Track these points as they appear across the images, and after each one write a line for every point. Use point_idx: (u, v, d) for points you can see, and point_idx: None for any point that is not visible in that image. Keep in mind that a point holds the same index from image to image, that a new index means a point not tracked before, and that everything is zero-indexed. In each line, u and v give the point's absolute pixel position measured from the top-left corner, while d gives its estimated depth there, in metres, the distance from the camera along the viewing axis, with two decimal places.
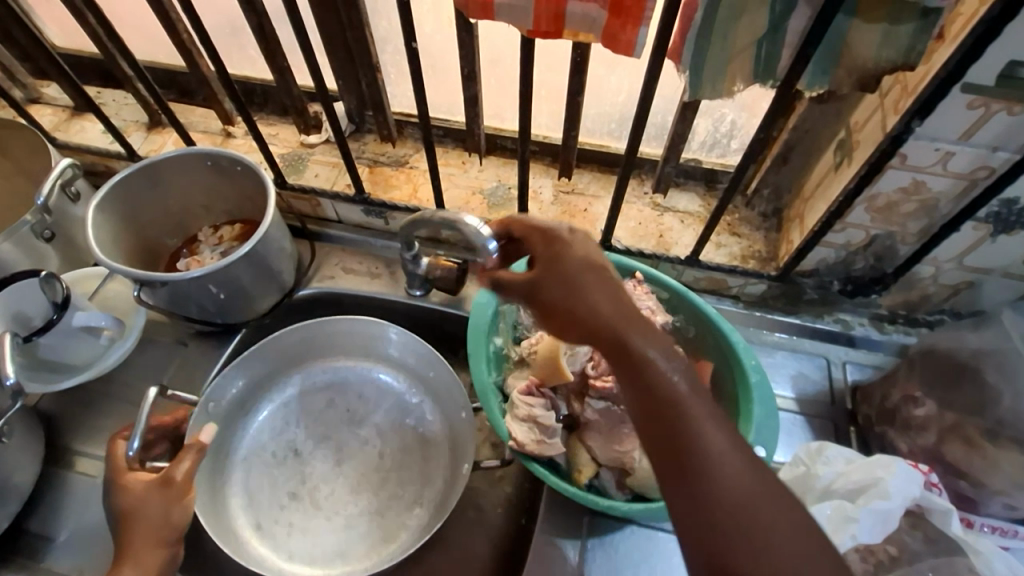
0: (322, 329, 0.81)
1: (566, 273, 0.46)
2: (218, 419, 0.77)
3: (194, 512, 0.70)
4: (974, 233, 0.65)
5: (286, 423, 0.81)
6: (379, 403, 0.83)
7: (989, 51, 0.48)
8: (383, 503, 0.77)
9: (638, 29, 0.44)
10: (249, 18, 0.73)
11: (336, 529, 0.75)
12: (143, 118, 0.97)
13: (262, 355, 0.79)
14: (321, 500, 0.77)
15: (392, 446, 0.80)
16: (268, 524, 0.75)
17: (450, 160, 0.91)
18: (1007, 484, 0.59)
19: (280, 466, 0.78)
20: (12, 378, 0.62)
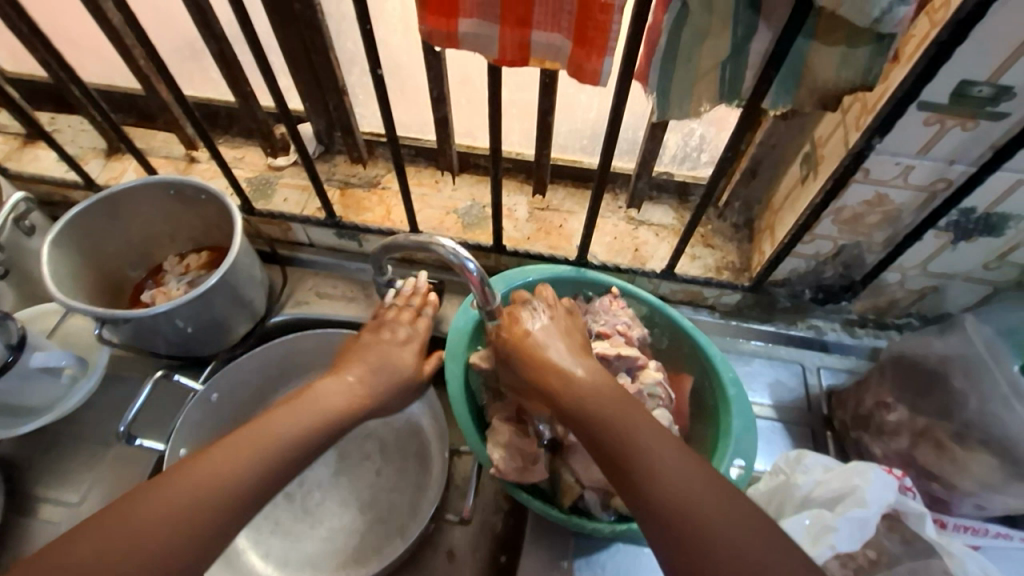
0: (308, 342, 0.80)
1: (521, 344, 0.56)
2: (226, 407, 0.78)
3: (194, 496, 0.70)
4: (936, 241, 0.67)
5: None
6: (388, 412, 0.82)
7: (943, 70, 0.50)
8: (370, 522, 0.75)
9: (603, 58, 0.44)
10: (209, 43, 0.71)
11: (316, 538, 0.74)
12: (101, 144, 0.94)
13: (277, 354, 0.80)
14: (311, 505, 0.76)
15: (390, 463, 0.79)
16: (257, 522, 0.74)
17: (423, 180, 0.90)
18: (976, 486, 0.61)
19: None
20: (124, 426, 0.68)
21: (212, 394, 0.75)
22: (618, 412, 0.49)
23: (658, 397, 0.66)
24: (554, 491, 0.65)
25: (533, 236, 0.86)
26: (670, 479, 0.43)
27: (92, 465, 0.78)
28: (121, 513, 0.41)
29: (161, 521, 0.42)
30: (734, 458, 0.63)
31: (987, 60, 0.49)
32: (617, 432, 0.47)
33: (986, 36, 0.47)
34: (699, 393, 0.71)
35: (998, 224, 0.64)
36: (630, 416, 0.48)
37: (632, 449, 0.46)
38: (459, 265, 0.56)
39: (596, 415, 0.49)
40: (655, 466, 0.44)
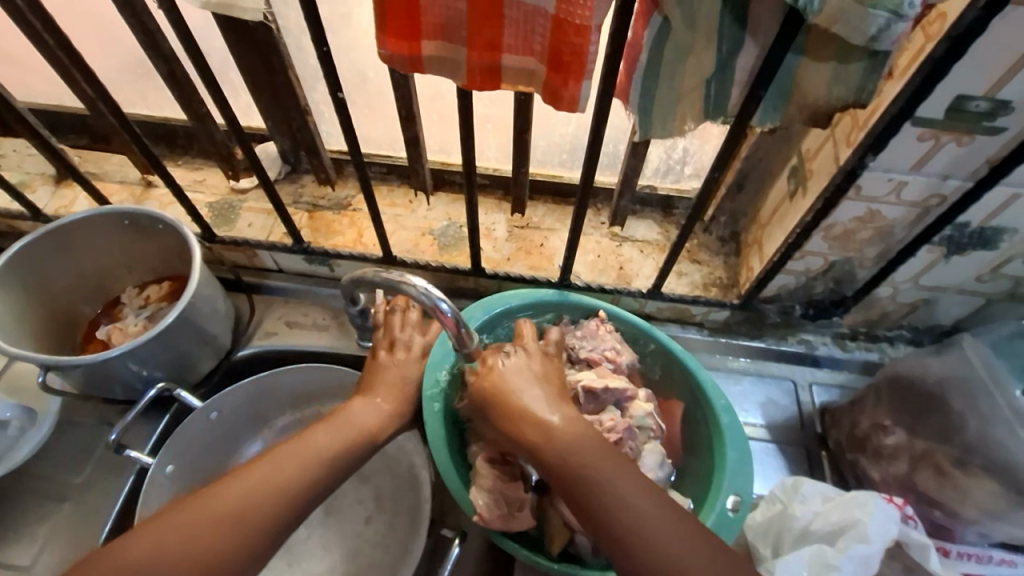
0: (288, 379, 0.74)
1: (492, 387, 0.50)
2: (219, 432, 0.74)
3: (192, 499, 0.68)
4: (929, 256, 0.65)
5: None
6: (391, 459, 0.77)
7: (939, 87, 0.47)
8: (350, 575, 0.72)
9: (581, 84, 0.40)
10: (158, 64, 0.66)
11: None
12: (49, 169, 0.88)
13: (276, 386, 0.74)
14: (293, 545, 0.74)
15: (381, 516, 0.75)
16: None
17: (396, 200, 0.86)
18: (979, 514, 0.59)
19: None
20: (115, 436, 0.65)
21: (213, 410, 0.71)
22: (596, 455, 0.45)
23: (648, 429, 0.63)
24: (542, 537, 0.61)
25: (513, 256, 0.83)
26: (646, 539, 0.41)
27: (46, 521, 0.72)
28: (185, 512, 0.43)
29: (224, 516, 0.44)
30: (730, 493, 0.60)
31: (985, 75, 0.46)
32: (590, 491, 0.43)
33: (984, 51, 0.45)
34: (690, 421, 0.68)
35: (992, 238, 0.61)
36: (612, 476, 0.44)
37: (603, 507, 0.43)
38: (432, 307, 0.52)
39: (568, 464, 0.44)
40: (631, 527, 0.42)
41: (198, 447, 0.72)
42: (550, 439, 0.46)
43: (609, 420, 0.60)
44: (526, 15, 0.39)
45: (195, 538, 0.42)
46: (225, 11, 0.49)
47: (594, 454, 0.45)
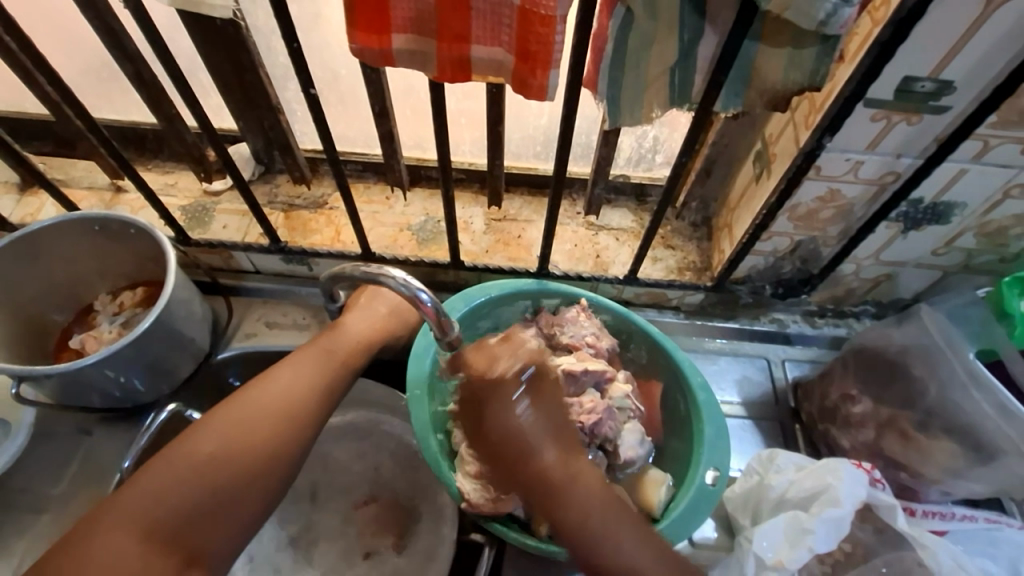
0: None
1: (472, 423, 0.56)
2: None
3: None
4: (887, 232, 0.68)
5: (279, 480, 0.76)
6: (405, 469, 0.78)
7: (887, 68, 0.50)
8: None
9: (548, 72, 0.42)
10: (123, 65, 0.65)
11: None
12: (13, 177, 0.86)
13: None
14: (313, 558, 0.75)
15: (403, 530, 0.75)
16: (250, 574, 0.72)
17: (373, 197, 0.86)
18: (941, 473, 0.62)
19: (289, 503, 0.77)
20: (127, 464, 0.64)
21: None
22: (587, 500, 0.47)
23: (628, 409, 0.65)
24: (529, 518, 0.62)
25: (492, 248, 0.84)
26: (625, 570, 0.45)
27: (28, 533, 0.71)
28: (219, 423, 0.48)
29: (255, 419, 0.49)
30: (709, 466, 0.62)
31: (929, 57, 0.49)
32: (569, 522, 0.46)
33: (927, 33, 0.47)
34: (667, 400, 0.70)
35: (944, 213, 0.65)
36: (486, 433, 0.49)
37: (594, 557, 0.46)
38: (411, 297, 0.53)
39: (551, 477, 0.47)
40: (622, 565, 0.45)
41: None
42: (515, 449, 0.48)
43: (589, 403, 0.62)
44: (492, 7, 0.40)
45: (226, 451, 0.47)
46: (192, 7, 0.49)
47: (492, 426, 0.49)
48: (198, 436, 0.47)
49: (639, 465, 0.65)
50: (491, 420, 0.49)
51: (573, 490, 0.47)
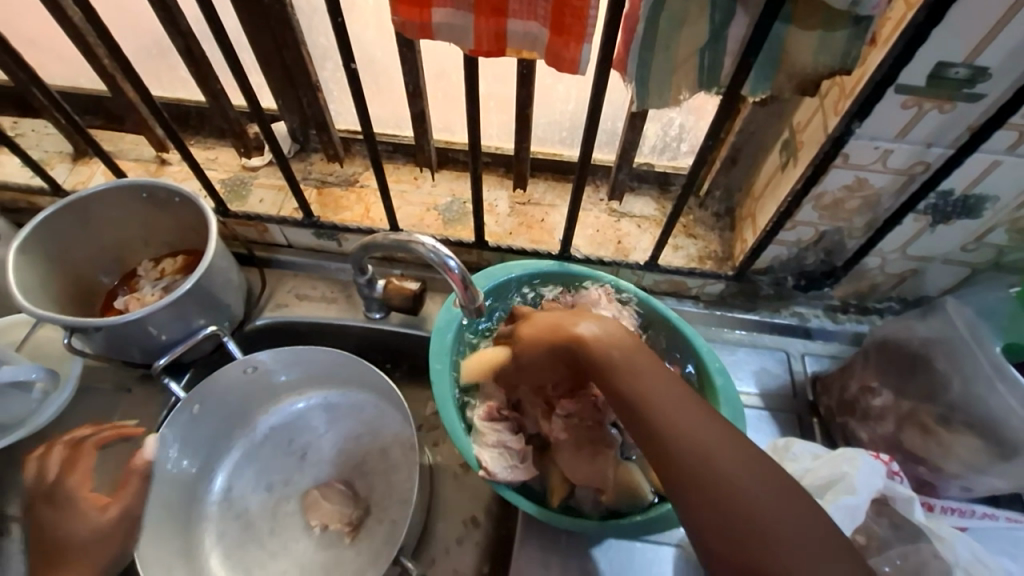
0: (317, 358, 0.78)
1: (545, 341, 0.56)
2: (251, 387, 0.78)
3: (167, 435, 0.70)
4: (915, 225, 0.68)
5: (290, 438, 0.81)
6: (393, 464, 0.78)
7: (920, 52, 0.50)
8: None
9: (581, 46, 0.43)
10: (175, 40, 0.69)
11: (268, 547, 0.74)
12: (66, 148, 0.91)
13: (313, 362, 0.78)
14: (280, 512, 0.77)
15: (366, 523, 0.75)
16: (224, 508, 0.77)
17: (402, 177, 0.88)
18: (962, 468, 0.62)
19: (285, 457, 0.80)
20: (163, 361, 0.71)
21: (251, 365, 0.75)
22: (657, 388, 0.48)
23: None
24: (544, 492, 0.63)
25: (515, 230, 0.85)
26: (676, 426, 0.45)
27: None
28: None
29: None
30: None
31: (964, 42, 0.49)
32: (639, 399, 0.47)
33: (964, 18, 0.47)
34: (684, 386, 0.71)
35: (975, 206, 0.64)
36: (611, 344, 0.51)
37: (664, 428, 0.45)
38: (440, 264, 0.56)
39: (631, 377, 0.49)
40: (689, 440, 0.44)
41: (236, 394, 0.77)
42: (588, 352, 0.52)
43: None
44: None
45: None
46: None
47: (614, 340, 0.51)
48: None
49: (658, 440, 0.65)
50: (563, 332, 0.53)
51: (654, 381, 0.49)
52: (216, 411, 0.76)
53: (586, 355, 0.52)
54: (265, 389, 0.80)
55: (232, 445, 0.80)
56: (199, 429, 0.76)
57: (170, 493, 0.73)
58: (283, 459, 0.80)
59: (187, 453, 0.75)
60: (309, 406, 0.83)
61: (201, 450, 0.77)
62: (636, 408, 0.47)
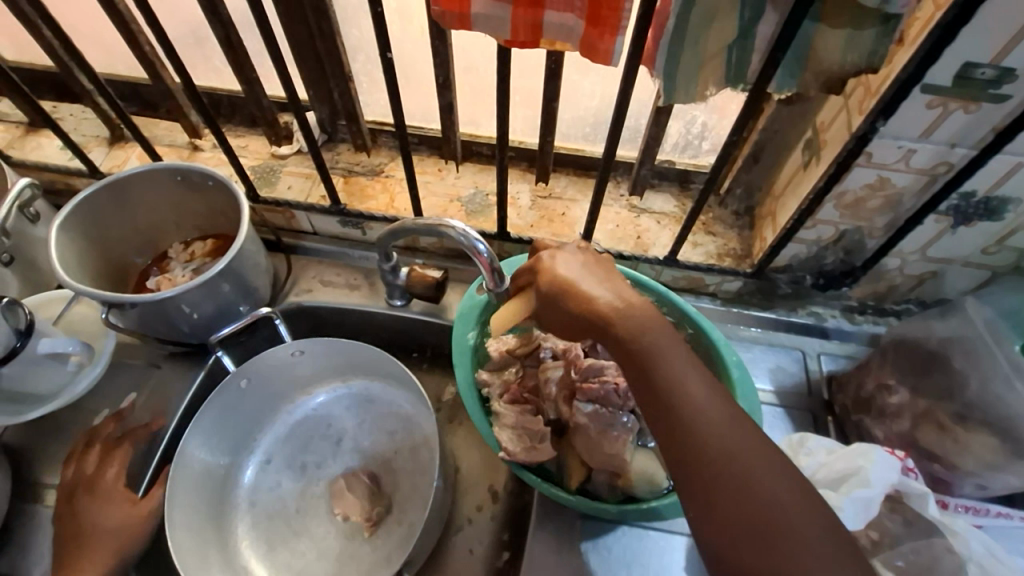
0: (340, 346, 0.80)
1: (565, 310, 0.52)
2: (298, 368, 0.81)
3: (209, 401, 0.73)
4: (936, 225, 0.68)
5: (327, 422, 0.83)
6: (421, 466, 0.78)
7: (946, 53, 0.51)
8: (338, 565, 0.73)
9: (615, 38, 0.45)
10: (215, 28, 0.71)
11: (292, 526, 0.77)
12: (103, 132, 0.94)
13: (357, 355, 0.80)
14: (308, 492, 0.79)
15: (384, 521, 0.75)
16: (258, 478, 0.80)
17: (427, 168, 0.90)
18: (978, 466, 0.62)
19: (320, 440, 0.82)
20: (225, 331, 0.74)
21: (296, 350, 0.78)
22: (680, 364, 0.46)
23: None
24: (561, 474, 0.65)
25: (537, 223, 0.87)
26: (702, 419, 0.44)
27: None
28: None
29: None
30: None
31: (991, 42, 0.50)
32: (659, 372, 0.46)
33: (992, 18, 0.48)
34: None
35: (997, 208, 0.64)
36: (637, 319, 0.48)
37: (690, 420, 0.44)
38: (469, 246, 0.60)
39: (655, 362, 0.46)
40: (704, 419, 0.44)
41: (283, 373, 0.80)
42: (611, 317, 0.49)
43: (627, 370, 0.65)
44: None
45: None
46: None
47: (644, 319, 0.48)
48: None
49: None
50: (586, 299, 0.50)
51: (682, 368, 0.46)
52: (261, 385, 0.79)
53: (611, 324, 0.48)
54: (311, 372, 0.83)
55: (275, 416, 0.83)
56: (245, 402, 0.79)
57: (211, 455, 0.76)
58: (319, 440, 0.82)
59: (230, 420, 0.78)
60: (350, 394, 0.85)
61: (242, 422, 0.80)
62: (656, 382, 0.46)
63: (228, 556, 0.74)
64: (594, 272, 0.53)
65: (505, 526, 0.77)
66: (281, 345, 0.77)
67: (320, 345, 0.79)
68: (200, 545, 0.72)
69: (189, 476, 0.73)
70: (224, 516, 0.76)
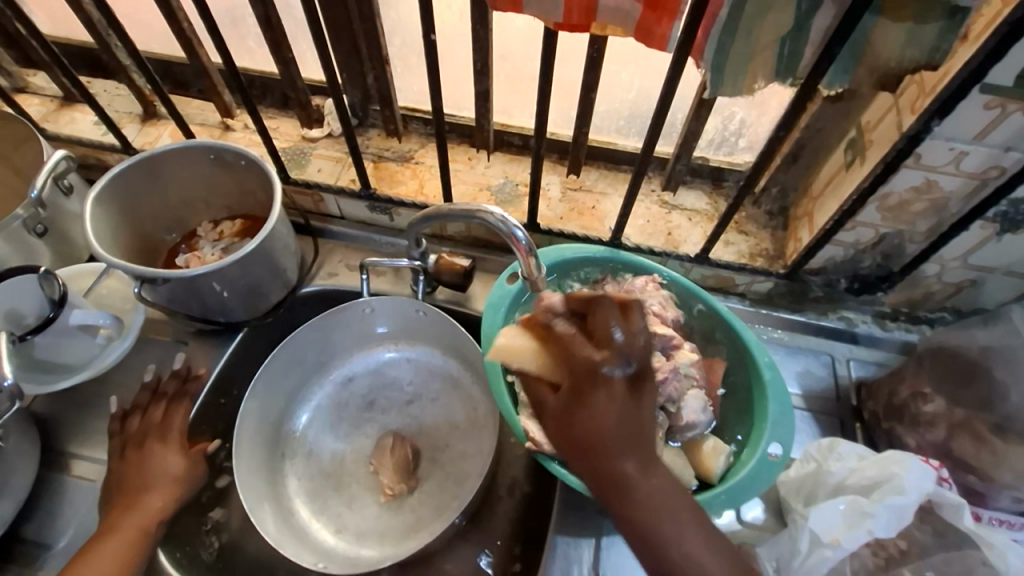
0: (387, 315, 0.82)
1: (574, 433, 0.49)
2: (410, 323, 0.83)
3: (321, 315, 0.78)
4: (981, 232, 0.66)
5: (407, 382, 0.84)
6: (464, 473, 0.77)
7: (1012, 51, 0.49)
8: (348, 514, 0.77)
9: (673, 23, 0.46)
10: (256, 7, 0.71)
11: (333, 455, 0.80)
12: (136, 109, 0.95)
13: (458, 342, 0.80)
14: (361, 427, 0.82)
15: (406, 498, 0.77)
16: (334, 393, 0.84)
17: (457, 156, 0.90)
18: (1015, 479, 0.61)
19: (393, 393, 0.84)
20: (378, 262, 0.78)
21: (420, 309, 0.80)
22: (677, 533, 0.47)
23: (693, 377, 0.65)
24: None
25: (566, 216, 0.86)
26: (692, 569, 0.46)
27: None
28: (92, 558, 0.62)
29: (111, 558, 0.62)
30: (771, 442, 0.63)
31: None
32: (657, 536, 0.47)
33: None
34: (729, 378, 0.71)
35: None
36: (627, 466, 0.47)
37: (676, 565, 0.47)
38: (507, 233, 0.60)
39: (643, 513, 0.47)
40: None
41: (394, 319, 0.83)
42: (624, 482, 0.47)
43: (656, 362, 0.63)
44: None
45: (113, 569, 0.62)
46: None
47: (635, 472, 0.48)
48: (95, 552, 0.63)
49: (700, 431, 0.64)
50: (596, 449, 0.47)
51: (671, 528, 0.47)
52: (374, 320, 0.83)
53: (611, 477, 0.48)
54: (424, 333, 0.83)
55: (377, 348, 0.86)
56: (358, 323, 0.83)
57: (309, 353, 0.81)
58: (395, 391, 0.84)
59: (338, 333, 0.82)
60: (443, 372, 0.84)
61: (338, 341, 0.83)
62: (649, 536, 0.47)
63: (275, 449, 0.79)
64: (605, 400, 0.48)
65: (519, 514, 0.77)
66: (405, 301, 0.80)
67: (432, 313, 0.79)
68: (257, 439, 0.76)
69: (280, 364, 0.78)
70: (291, 412, 0.82)
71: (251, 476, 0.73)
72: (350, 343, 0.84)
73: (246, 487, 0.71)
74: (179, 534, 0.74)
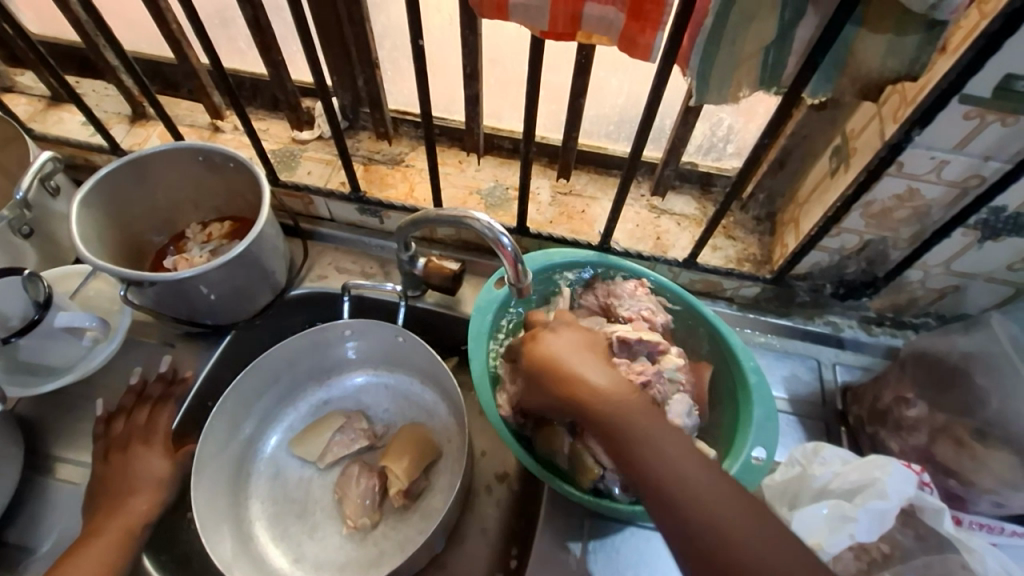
0: (371, 329, 0.81)
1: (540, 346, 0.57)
2: (386, 350, 0.84)
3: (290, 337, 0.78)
4: (963, 239, 0.67)
5: (382, 408, 0.85)
6: (431, 508, 0.76)
7: (989, 63, 0.50)
8: (310, 542, 0.76)
9: (656, 33, 0.47)
10: (244, 9, 0.70)
11: (299, 479, 0.80)
12: (125, 109, 0.94)
13: (434, 372, 0.80)
14: None
15: (368, 530, 0.76)
16: (306, 417, 0.85)
17: (447, 159, 0.90)
18: (995, 483, 0.62)
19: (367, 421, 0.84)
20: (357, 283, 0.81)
21: (398, 335, 0.80)
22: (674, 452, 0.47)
23: (678, 382, 0.66)
24: (573, 471, 0.64)
25: (556, 220, 0.86)
26: (696, 497, 0.45)
27: None
28: (73, 560, 0.62)
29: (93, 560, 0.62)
30: (756, 446, 0.63)
31: None
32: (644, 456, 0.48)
33: None
34: (716, 381, 0.71)
35: None
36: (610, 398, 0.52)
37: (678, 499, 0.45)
38: (493, 240, 0.60)
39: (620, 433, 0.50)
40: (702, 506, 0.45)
41: (370, 345, 0.84)
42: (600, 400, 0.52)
43: (639, 365, 0.64)
44: None
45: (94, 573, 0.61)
46: None
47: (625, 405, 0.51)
48: (76, 556, 0.62)
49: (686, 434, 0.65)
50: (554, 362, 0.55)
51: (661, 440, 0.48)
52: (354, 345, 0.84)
53: (594, 405, 0.52)
54: (402, 359, 0.84)
55: (354, 371, 0.87)
56: (333, 347, 0.83)
57: (285, 372, 0.82)
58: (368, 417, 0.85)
59: (314, 355, 0.83)
60: (419, 400, 0.85)
61: (314, 364, 0.84)
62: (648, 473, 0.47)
63: (242, 468, 0.79)
64: (568, 336, 0.58)
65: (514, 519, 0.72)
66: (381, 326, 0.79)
67: (407, 336, 0.79)
68: (221, 460, 0.76)
69: (253, 385, 0.78)
70: (262, 432, 0.82)
71: (213, 496, 0.73)
72: (327, 366, 0.86)
73: (204, 507, 0.71)
74: (161, 540, 0.74)
